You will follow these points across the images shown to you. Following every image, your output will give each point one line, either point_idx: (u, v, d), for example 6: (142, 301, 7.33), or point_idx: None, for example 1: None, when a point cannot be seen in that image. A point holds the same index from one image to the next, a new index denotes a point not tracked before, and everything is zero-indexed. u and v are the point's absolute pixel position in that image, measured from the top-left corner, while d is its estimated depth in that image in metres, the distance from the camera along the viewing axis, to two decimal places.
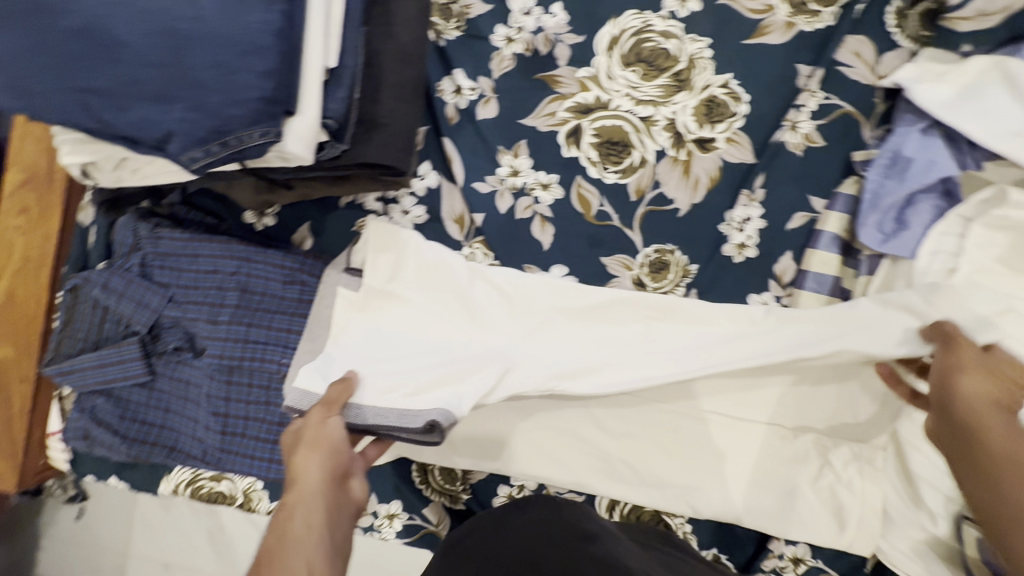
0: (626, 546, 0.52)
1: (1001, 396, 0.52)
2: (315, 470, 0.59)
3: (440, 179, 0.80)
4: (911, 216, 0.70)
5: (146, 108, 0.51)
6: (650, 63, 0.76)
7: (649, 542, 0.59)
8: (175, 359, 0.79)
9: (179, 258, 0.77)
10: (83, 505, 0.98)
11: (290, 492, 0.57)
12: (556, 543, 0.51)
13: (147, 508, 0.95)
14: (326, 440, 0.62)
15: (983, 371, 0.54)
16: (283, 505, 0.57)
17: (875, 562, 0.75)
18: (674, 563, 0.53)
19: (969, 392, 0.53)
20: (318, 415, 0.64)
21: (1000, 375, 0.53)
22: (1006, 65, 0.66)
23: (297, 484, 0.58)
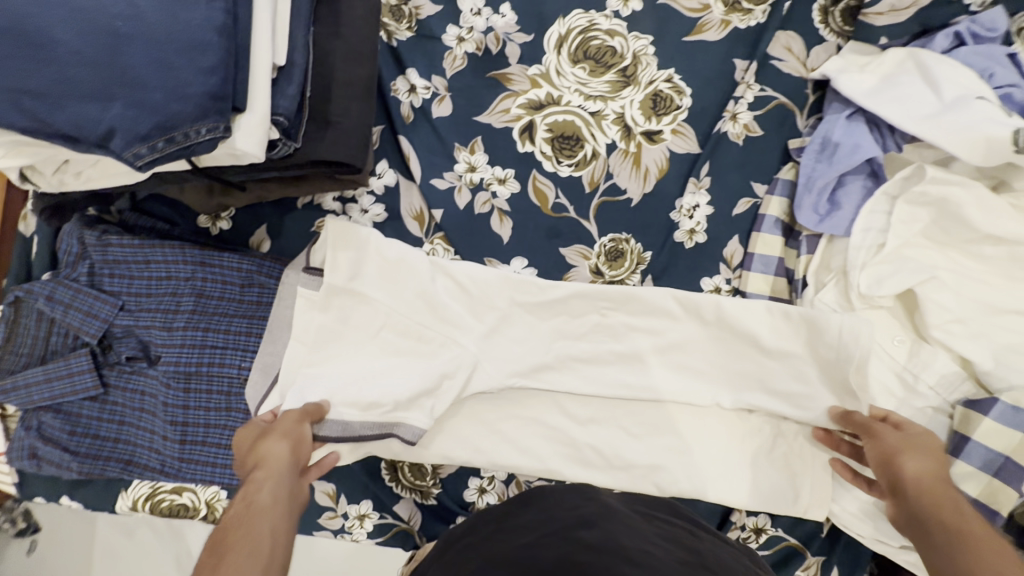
0: (628, 525, 0.50)
1: (939, 471, 0.61)
2: (284, 456, 0.62)
3: (398, 177, 0.80)
4: (842, 197, 0.75)
5: (82, 106, 0.48)
6: (597, 60, 0.79)
7: (654, 512, 0.57)
8: (129, 369, 0.76)
9: (130, 264, 0.75)
10: (35, 539, 0.92)
11: (255, 472, 0.60)
12: (553, 538, 0.48)
13: (107, 534, 0.89)
14: (298, 435, 0.65)
15: (908, 447, 0.63)
16: (246, 484, 0.58)
17: (830, 527, 0.78)
18: (678, 535, 0.52)
19: (908, 470, 0.61)
20: (293, 413, 0.67)
21: (921, 447, 0.63)
22: (918, 56, 0.73)
23: (264, 467, 0.60)
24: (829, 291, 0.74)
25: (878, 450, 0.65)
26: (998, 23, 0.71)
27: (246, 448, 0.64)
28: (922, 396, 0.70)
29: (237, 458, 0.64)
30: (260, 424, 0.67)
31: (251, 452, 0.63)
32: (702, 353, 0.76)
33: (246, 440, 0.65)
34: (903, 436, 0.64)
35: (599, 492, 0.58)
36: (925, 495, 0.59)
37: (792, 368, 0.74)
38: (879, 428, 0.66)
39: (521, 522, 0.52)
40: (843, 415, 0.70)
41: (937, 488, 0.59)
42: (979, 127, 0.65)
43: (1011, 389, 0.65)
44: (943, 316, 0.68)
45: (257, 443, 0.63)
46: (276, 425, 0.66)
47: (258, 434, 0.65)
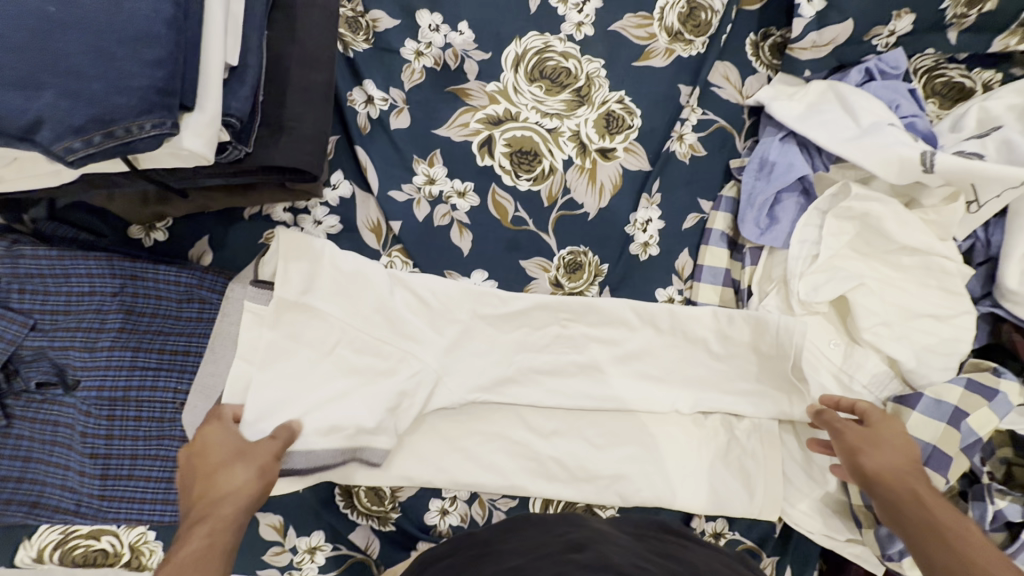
0: (614, 547, 0.54)
1: (904, 459, 0.64)
2: (253, 491, 0.58)
3: (354, 188, 0.78)
4: (780, 212, 0.81)
5: (6, 94, 0.44)
6: (553, 80, 0.82)
7: (646, 534, 0.61)
8: (40, 397, 0.67)
9: (46, 278, 0.67)
10: None
11: (217, 507, 0.56)
12: (547, 558, 0.50)
13: None
14: (268, 469, 0.61)
15: (870, 443, 0.66)
16: (203, 519, 0.54)
17: (782, 526, 0.81)
18: (660, 547, 0.57)
19: (868, 467, 0.65)
20: (273, 446, 0.63)
21: (887, 441, 0.66)
22: (837, 88, 0.82)
23: (232, 500, 0.57)
24: (772, 299, 0.79)
25: (840, 446, 0.68)
26: (899, 63, 0.82)
27: (208, 467, 0.59)
28: (858, 396, 0.75)
29: (195, 474, 0.59)
30: (232, 440, 0.63)
31: (217, 476, 0.59)
32: (658, 361, 0.79)
33: (212, 455, 0.61)
34: (866, 432, 0.67)
35: (587, 521, 0.63)
36: (887, 485, 0.63)
37: (738, 373, 0.78)
38: (843, 425, 0.69)
39: (508, 547, 0.56)
40: (818, 413, 0.71)
41: (898, 480, 0.63)
42: (893, 148, 0.73)
43: (931, 385, 0.73)
44: (872, 320, 0.75)
45: (224, 469, 0.59)
46: (250, 452, 0.62)
47: (228, 455, 0.61)
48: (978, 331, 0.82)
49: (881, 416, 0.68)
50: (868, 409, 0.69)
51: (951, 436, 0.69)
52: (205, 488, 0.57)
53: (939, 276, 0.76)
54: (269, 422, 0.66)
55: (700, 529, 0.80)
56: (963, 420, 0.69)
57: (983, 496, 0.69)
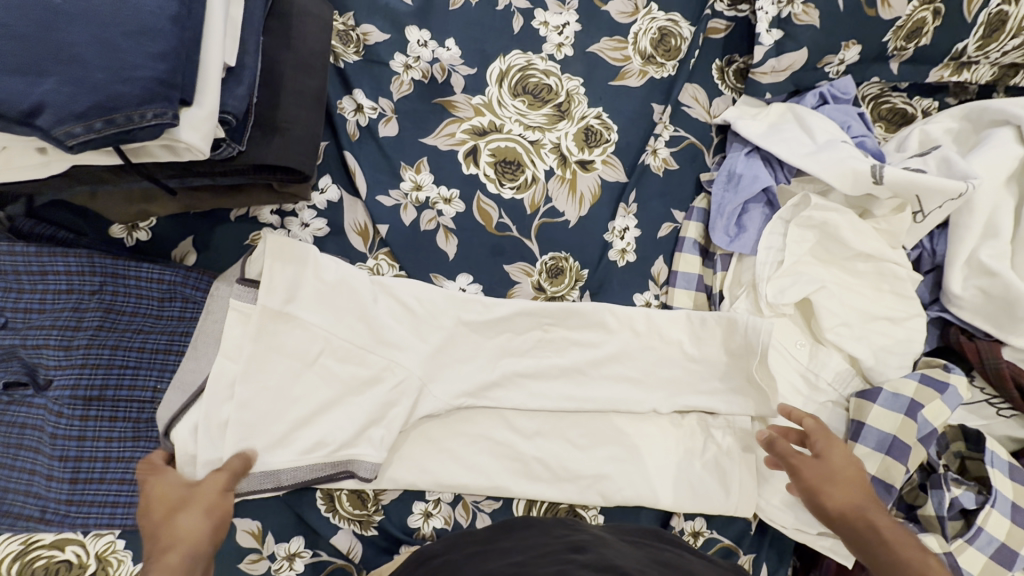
0: (614, 550, 0.57)
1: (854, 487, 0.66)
2: (207, 533, 0.57)
3: (342, 193, 0.80)
4: (747, 221, 0.86)
5: (9, 80, 0.45)
6: (535, 95, 0.87)
7: (645, 541, 0.63)
8: (9, 399, 0.65)
9: (21, 275, 0.66)
10: None
11: (167, 552, 0.53)
12: (548, 559, 0.53)
13: None
14: (221, 509, 0.60)
15: (828, 479, 0.67)
16: (153, 567, 0.52)
17: (757, 523, 0.84)
18: (664, 556, 0.58)
19: (832, 508, 0.65)
20: (220, 480, 0.61)
21: (840, 472, 0.68)
22: (795, 110, 0.89)
23: (183, 545, 0.54)
24: (742, 302, 0.84)
25: (801, 484, 0.68)
26: (848, 89, 0.90)
27: (160, 513, 0.57)
28: (823, 393, 0.80)
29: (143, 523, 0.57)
30: (179, 482, 0.61)
31: (167, 523, 0.56)
32: (636, 362, 0.81)
33: (159, 502, 0.58)
34: (822, 465, 0.68)
35: (585, 526, 0.66)
36: (853, 524, 0.64)
37: (712, 374, 0.82)
38: (796, 460, 0.69)
39: (506, 547, 0.59)
40: (771, 445, 0.72)
41: (859, 513, 0.64)
42: (848, 162, 0.79)
43: (889, 381, 0.78)
44: (834, 321, 0.80)
45: (174, 513, 0.57)
46: (199, 492, 0.60)
47: (177, 499, 0.59)
48: (929, 334, 0.88)
49: (827, 442, 0.70)
50: (814, 432, 0.71)
51: (909, 427, 0.73)
52: (157, 537, 0.55)
53: (891, 281, 0.82)
54: (238, 429, 0.66)
55: (681, 528, 0.81)
56: (919, 412, 0.74)
57: (941, 484, 0.73)
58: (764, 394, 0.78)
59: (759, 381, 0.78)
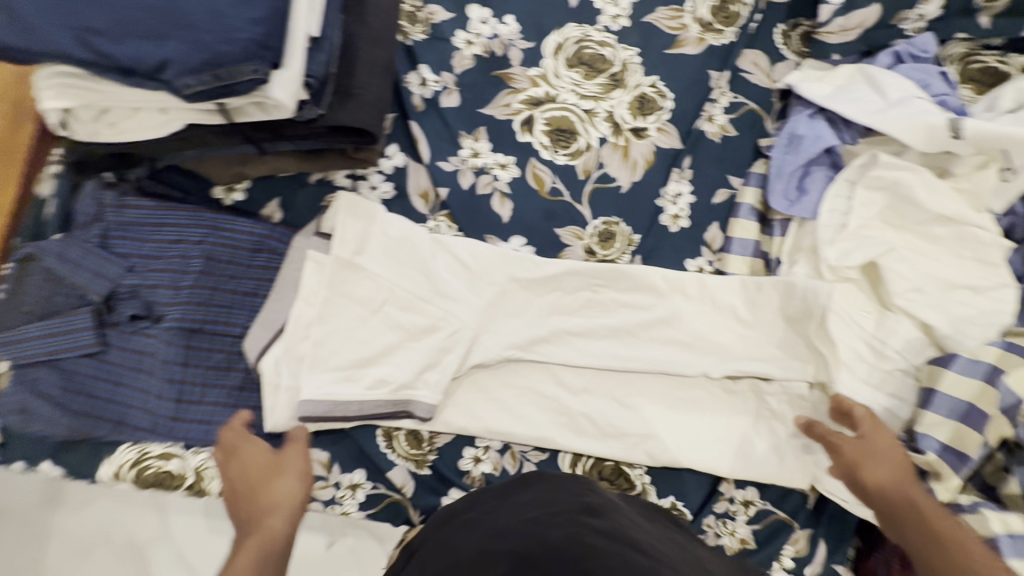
0: (629, 518, 0.54)
1: (900, 468, 0.66)
2: (297, 493, 0.64)
3: (407, 159, 0.86)
4: (809, 183, 0.84)
5: (144, 43, 0.55)
6: (590, 66, 0.89)
7: (660, 521, 0.60)
8: (131, 329, 0.77)
9: (144, 227, 0.78)
10: None
11: (264, 514, 0.61)
12: (560, 517, 0.52)
13: (108, 508, 0.99)
14: (304, 472, 0.67)
15: (867, 455, 0.68)
16: (255, 525, 0.60)
17: (816, 498, 0.81)
18: (672, 534, 0.56)
19: (870, 484, 0.66)
20: (297, 448, 0.69)
21: (881, 450, 0.68)
22: (866, 70, 0.85)
23: (276, 507, 0.62)
24: (801, 267, 0.82)
25: (839, 460, 0.69)
26: (929, 46, 0.85)
27: (252, 478, 0.65)
28: (891, 360, 0.76)
29: (239, 487, 0.65)
30: (264, 451, 0.68)
31: (265, 486, 0.64)
32: (687, 325, 0.81)
33: (253, 465, 0.66)
34: (863, 443, 0.69)
35: (597, 487, 0.61)
36: (892, 501, 0.65)
37: (767, 340, 0.80)
38: (838, 440, 0.70)
39: (522, 502, 0.56)
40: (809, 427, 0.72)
41: (900, 491, 0.65)
42: (921, 117, 0.76)
43: (966, 349, 0.73)
44: (904, 285, 0.76)
45: (266, 479, 0.64)
46: (284, 459, 0.67)
47: (266, 465, 0.66)
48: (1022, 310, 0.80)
49: (871, 424, 0.70)
50: (863, 417, 0.70)
51: (988, 395, 0.69)
52: (257, 498, 0.63)
53: (973, 245, 0.76)
54: (314, 363, 0.74)
55: (733, 496, 0.80)
56: (1000, 378, 0.69)
57: None
58: (822, 357, 0.76)
59: (817, 347, 0.77)
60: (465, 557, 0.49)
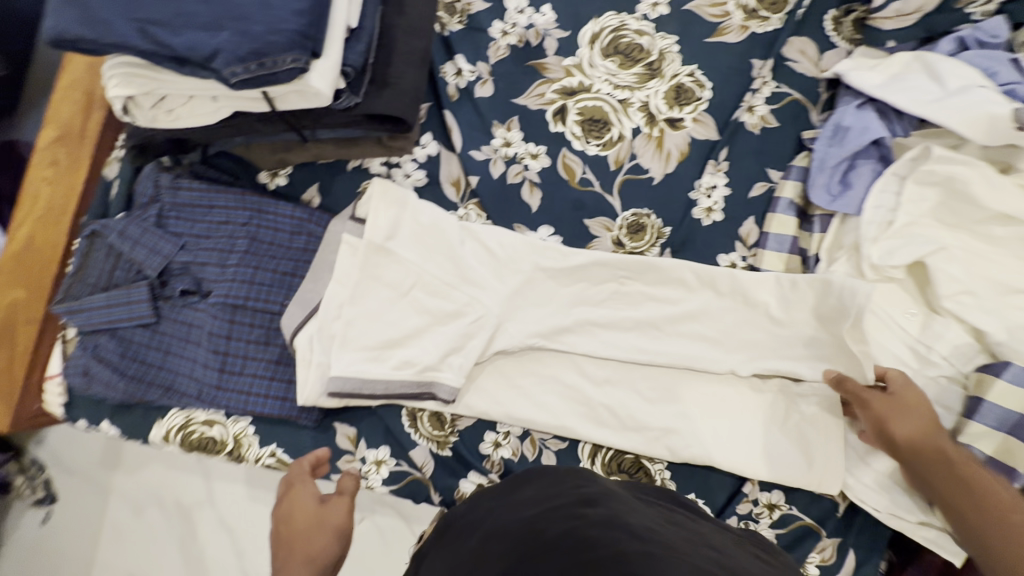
0: (627, 504, 0.49)
1: (930, 421, 0.68)
2: (330, 557, 0.66)
3: (440, 148, 0.88)
4: (854, 177, 0.80)
5: (198, 34, 0.59)
6: (627, 55, 0.88)
7: (661, 501, 0.56)
8: (182, 303, 0.83)
9: (196, 208, 0.84)
10: (49, 509, 1.12)
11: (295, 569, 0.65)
12: (555, 513, 0.47)
13: (159, 468, 1.08)
14: (342, 530, 0.69)
15: (898, 412, 0.69)
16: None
17: (846, 506, 0.77)
18: (679, 515, 0.52)
19: (901, 439, 0.68)
20: (342, 502, 0.71)
21: (912, 406, 0.69)
22: (924, 58, 0.80)
23: (307, 566, 0.65)
24: (841, 265, 0.79)
25: (869, 417, 0.71)
26: (1000, 31, 0.78)
27: (296, 525, 0.69)
28: (937, 367, 0.73)
29: (284, 529, 0.70)
30: (313, 498, 0.72)
31: (305, 536, 0.68)
32: (715, 321, 0.79)
33: (299, 512, 0.70)
34: (894, 400, 0.70)
35: (597, 477, 0.58)
36: (922, 453, 0.67)
37: (800, 339, 0.77)
38: (867, 397, 0.71)
39: (521, 498, 0.53)
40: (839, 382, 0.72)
41: (931, 444, 0.67)
42: (982, 106, 0.72)
43: (1021, 358, 0.68)
44: (953, 288, 0.72)
45: (306, 532, 0.68)
46: (328, 512, 0.70)
47: (310, 515, 0.70)
48: None
49: (901, 381, 0.71)
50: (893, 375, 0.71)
51: None
52: (293, 549, 0.67)
53: None
54: (345, 342, 0.77)
55: (758, 498, 0.78)
56: None
57: None
58: (856, 359, 0.73)
59: (853, 349, 0.73)
60: (466, 566, 0.46)
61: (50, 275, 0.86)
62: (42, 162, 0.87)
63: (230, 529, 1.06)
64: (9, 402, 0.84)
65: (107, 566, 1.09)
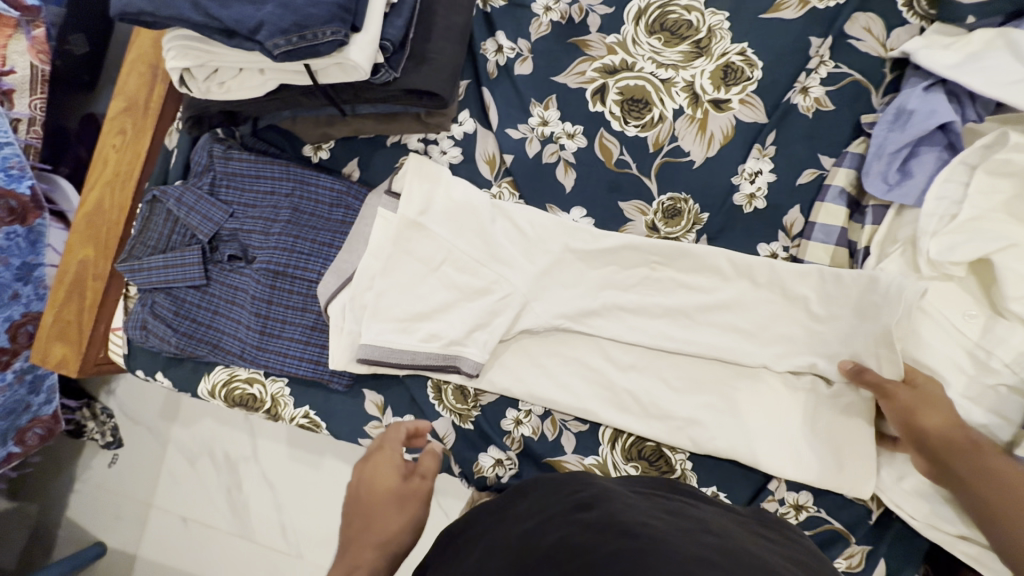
0: (624, 503, 0.48)
1: (953, 416, 0.66)
2: (401, 537, 0.65)
3: (476, 126, 0.88)
4: (915, 166, 0.74)
5: (246, 7, 0.62)
6: (673, 32, 0.84)
7: (656, 492, 0.55)
8: (229, 267, 0.88)
9: (244, 178, 0.88)
10: (115, 453, 1.23)
11: (366, 540, 0.64)
12: (551, 522, 0.47)
13: (208, 423, 1.16)
14: (417, 515, 0.67)
15: (925, 404, 0.66)
16: (356, 547, 0.64)
17: (880, 514, 0.74)
18: (678, 506, 0.50)
19: (930, 429, 0.65)
20: (421, 487, 0.70)
21: (937, 397, 0.67)
22: (1009, 35, 0.71)
23: (378, 541, 0.64)
24: (893, 260, 0.74)
25: (897, 407, 0.68)
26: None
27: (374, 496, 0.69)
28: (995, 373, 0.68)
29: (362, 496, 0.69)
30: (394, 474, 0.70)
31: (380, 513, 0.67)
32: (749, 313, 0.76)
33: (378, 483, 0.70)
34: (920, 392, 0.67)
35: (596, 479, 0.56)
36: (950, 444, 0.65)
37: (840, 337, 0.73)
38: (893, 387, 0.68)
39: (519, 510, 0.52)
40: (859, 372, 0.70)
41: (956, 436, 0.65)
42: None
43: None
44: (1022, 289, 0.67)
45: (383, 505, 0.67)
46: (406, 494, 0.68)
47: (390, 490, 0.69)
48: None
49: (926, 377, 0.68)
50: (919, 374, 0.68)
51: None
52: (370, 518, 0.66)
53: None
54: (376, 312, 0.80)
55: (783, 498, 0.76)
56: None
57: None
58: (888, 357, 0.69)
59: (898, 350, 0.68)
60: None
61: (114, 237, 0.93)
62: (112, 131, 0.94)
63: (271, 484, 1.12)
64: (78, 350, 0.93)
65: (164, 507, 1.19)
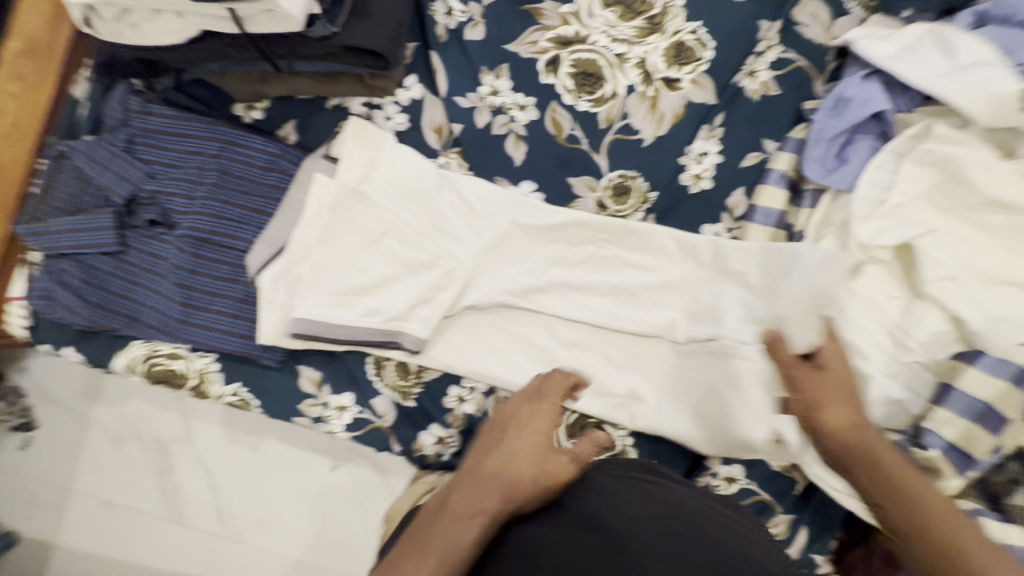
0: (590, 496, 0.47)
1: (855, 414, 0.60)
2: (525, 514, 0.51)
3: (424, 92, 0.85)
4: (851, 152, 0.77)
5: None
6: (627, 6, 0.82)
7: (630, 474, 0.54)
8: (149, 234, 0.81)
9: (166, 135, 0.81)
10: (26, 437, 1.13)
11: (488, 498, 0.50)
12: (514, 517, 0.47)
13: (133, 403, 1.08)
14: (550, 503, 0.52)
15: (827, 397, 0.60)
16: (475, 489, 0.51)
17: (805, 485, 0.78)
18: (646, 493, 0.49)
19: (830, 428, 0.60)
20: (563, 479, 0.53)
21: (838, 386, 0.61)
22: (941, 31, 0.73)
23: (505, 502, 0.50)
24: (826, 242, 0.77)
25: (801, 399, 0.62)
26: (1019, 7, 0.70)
27: (512, 456, 0.53)
28: (912, 353, 0.71)
29: (498, 442, 0.55)
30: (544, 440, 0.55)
31: (514, 478, 0.51)
32: (691, 293, 0.78)
33: (522, 440, 0.54)
34: (823, 379, 0.61)
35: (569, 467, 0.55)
36: (855, 447, 0.59)
37: None
38: (797, 373, 0.62)
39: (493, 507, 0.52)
40: (776, 347, 0.62)
41: (859, 436, 0.60)
42: (986, 83, 0.68)
43: (995, 348, 0.67)
44: (938, 273, 0.70)
45: (517, 467, 0.52)
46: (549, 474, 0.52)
47: (534, 466, 0.52)
48: None
49: (834, 355, 0.63)
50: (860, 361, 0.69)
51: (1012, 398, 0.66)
52: (500, 475, 0.51)
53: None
54: (313, 283, 0.76)
55: (717, 472, 0.78)
56: None
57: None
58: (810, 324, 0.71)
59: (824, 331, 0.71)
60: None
61: (12, 194, 0.83)
62: (8, 76, 0.83)
63: (206, 466, 1.06)
64: None
65: (84, 493, 1.11)
